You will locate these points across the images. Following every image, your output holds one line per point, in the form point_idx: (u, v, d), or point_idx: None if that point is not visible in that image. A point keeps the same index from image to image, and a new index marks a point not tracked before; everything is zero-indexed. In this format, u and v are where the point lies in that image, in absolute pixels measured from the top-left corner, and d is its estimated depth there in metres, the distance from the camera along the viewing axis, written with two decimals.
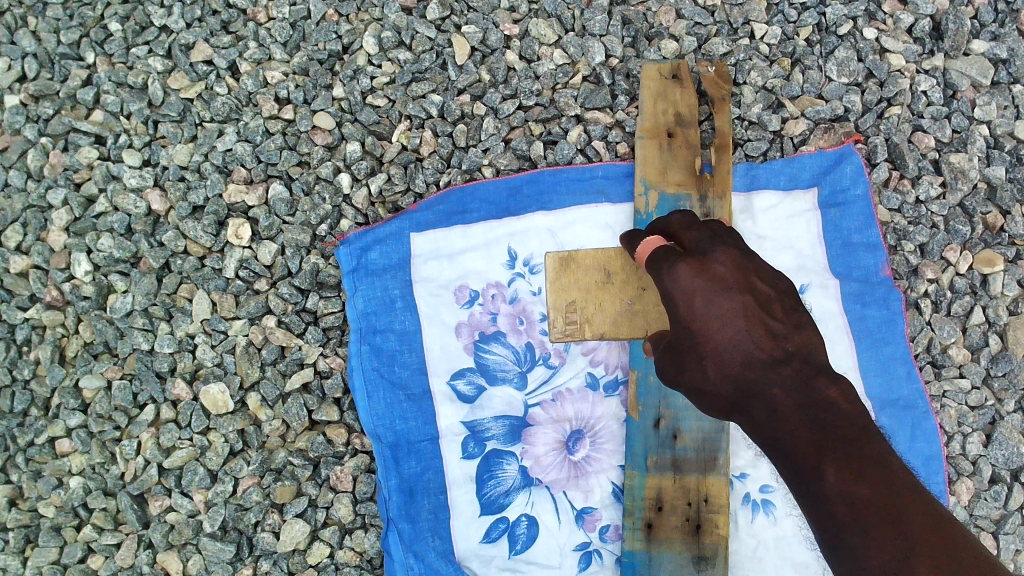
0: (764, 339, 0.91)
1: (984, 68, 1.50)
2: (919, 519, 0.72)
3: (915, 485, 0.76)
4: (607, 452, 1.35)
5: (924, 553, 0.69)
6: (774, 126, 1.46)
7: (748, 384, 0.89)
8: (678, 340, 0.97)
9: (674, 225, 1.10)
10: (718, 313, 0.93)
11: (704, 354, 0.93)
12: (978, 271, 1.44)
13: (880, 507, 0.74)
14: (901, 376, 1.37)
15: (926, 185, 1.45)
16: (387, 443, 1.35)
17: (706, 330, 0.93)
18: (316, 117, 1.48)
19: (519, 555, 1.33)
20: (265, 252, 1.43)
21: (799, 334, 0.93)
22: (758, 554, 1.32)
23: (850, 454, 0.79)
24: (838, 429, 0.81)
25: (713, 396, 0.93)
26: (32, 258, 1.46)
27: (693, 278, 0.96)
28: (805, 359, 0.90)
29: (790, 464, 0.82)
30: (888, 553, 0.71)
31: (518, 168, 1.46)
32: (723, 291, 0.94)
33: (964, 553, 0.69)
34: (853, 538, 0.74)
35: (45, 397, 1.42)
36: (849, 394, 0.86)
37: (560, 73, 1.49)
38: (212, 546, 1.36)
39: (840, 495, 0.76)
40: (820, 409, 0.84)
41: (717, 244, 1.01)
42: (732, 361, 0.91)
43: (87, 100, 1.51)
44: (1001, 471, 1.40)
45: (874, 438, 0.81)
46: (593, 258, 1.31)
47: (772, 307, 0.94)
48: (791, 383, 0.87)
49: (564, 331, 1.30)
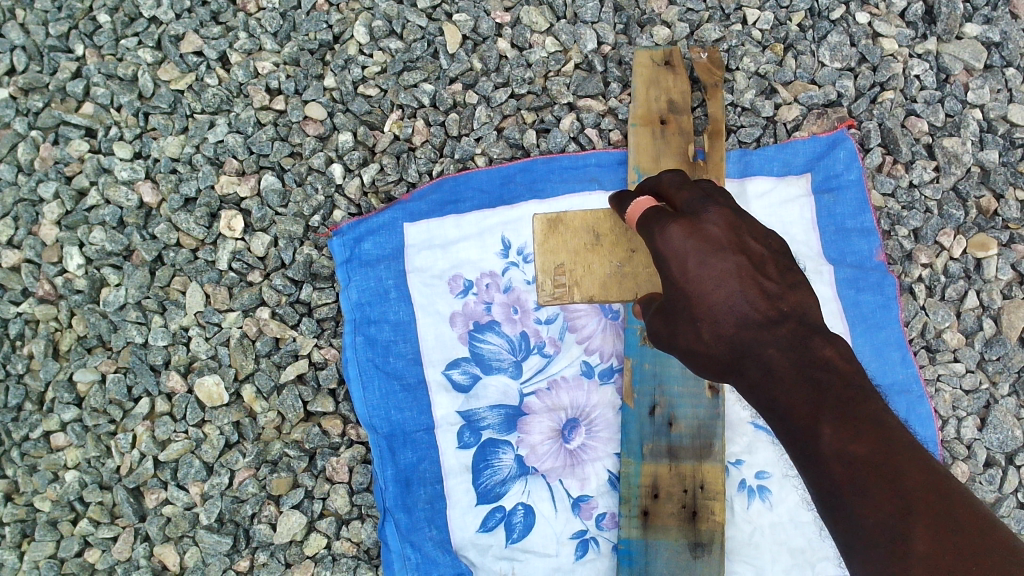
0: (760, 300, 0.91)
1: (976, 52, 1.50)
2: (915, 476, 0.74)
3: (911, 439, 0.77)
4: (603, 440, 1.36)
5: (921, 512, 0.71)
6: (767, 112, 1.45)
7: (743, 346, 0.89)
8: (670, 302, 0.97)
9: (665, 184, 1.06)
10: (714, 273, 0.92)
11: (698, 316, 0.93)
12: (971, 255, 1.44)
13: (878, 467, 0.75)
14: (895, 360, 1.37)
15: (920, 170, 1.45)
16: (383, 434, 1.35)
17: (700, 292, 0.93)
18: (307, 107, 1.48)
19: (516, 543, 1.33)
20: (259, 243, 1.43)
21: (793, 293, 0.94)
22: (754, 540, 1.32)
23: (846, 413, 0.79)
24: (833, 388, 0.82)
25: (707, 358, 0.93)
26: (24, 252, 1.46)
27: (685, 238, 0.95)
28: (800, 319, 0.90)
29: (787, 424, 0.83)
30: (886, 514, 0.73)
31: (511, 156, 1.46)
32: (715, 252, 0.93)
33: (962, 512, 0.71)
34: (850, 497, 0.75)
35: (40, 391, 1.42)
36: (846, 353, 0.86)
37: (552, 61, 1.48)
38: (208, 538, 1.35)
39: (836, 455, 0.77)
40: (816, 368, 0.85)
41: (710, 204, 0.99)
42: (726, 322, 0.91)
43: (76, 92, 1.50)
44: (995, 454, 1.40)
45: (870, 396, 0.81)
46: (582, 220, 1.33)
47: (765, 267, 0.95)
48: (786, 343, 0.87)
49: (553, 294, 1.32)
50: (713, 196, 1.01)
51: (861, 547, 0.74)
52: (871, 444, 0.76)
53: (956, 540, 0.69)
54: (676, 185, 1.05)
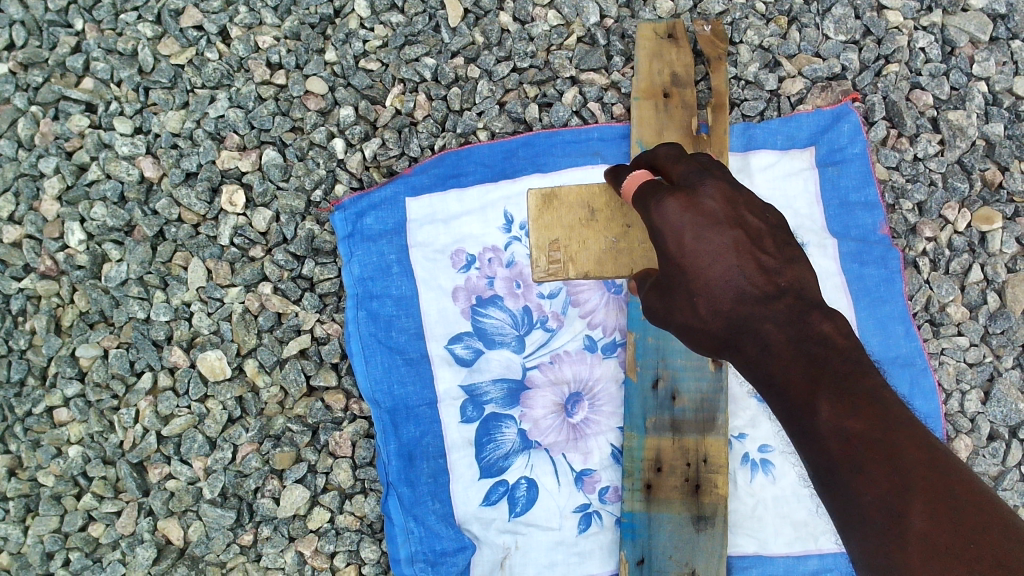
0: (757, 275, 0.90)
1: (982, 24, 1.48)
2: (914, 452, 0.72)
3: (908, 413, 0.76)
4: (606, 414, 1.36)
5: (920, 490, 0.70)
6: (771, 85, 1.44)
7: (739, 321, 0.89)
8: (667, 277, 0.96)
9: (662, 157, 1.06)
10: (710, 248, 0.91)
11: (695, 291, 0.92)
12: (976, 228, 1.44)
13: (876, 443, 0.74)
14: (899, 334, 1.37)
15: (925, 143, 1.44)
16: (386, 408, 1.34)
17: (697, 267, 0.92)
18: (308, 82, 1.47)
19: (519, 517, 1.33)
20: (260, 218, 1.43)
21: (791, 268, 0.92)
22: (757, 513, 1.33)
23: (842, 388, 0.79)
24: (830, 364, 0.81)
25: (704, 334, 0.92)
26: (25, 228, 1.45)
27: (682, 213, 0.94)
28: (798, 294, 0.90)
29: (784, 400, 0.83)
30: (883, 490, 0.72)
31: (513, 131, 1.45)
32: (713, 226, 0.92)
33: (959, 489, 0.70)
34: (848, 474, 0.75)
35: (42, 366, 1.42)
36: (844, 328, 0.85)
37: (555, 34, 1.48)
38: (212, 513, 1.35)
39: (833, 431, 0.77)
40: (813, 343, 0.84)
41: (707, 177, 0.97)
42: (724, 298, 0.90)
43: (76, 67, 1.50)
44: (999, 428, 1.40)
45: (869, 371, 0.80)
46: (576, 195, 1.30)
47: (763, 241, 0.94)
48: (783, 319, 0.87)
49: (547, 270, 1.30)
50: (710, 168, 1.00)
51: (859, 524, 0.74)
52: (868, 420, 0.75)
53: (954, 518, 0.68)
54: (673, 157, 1.04)
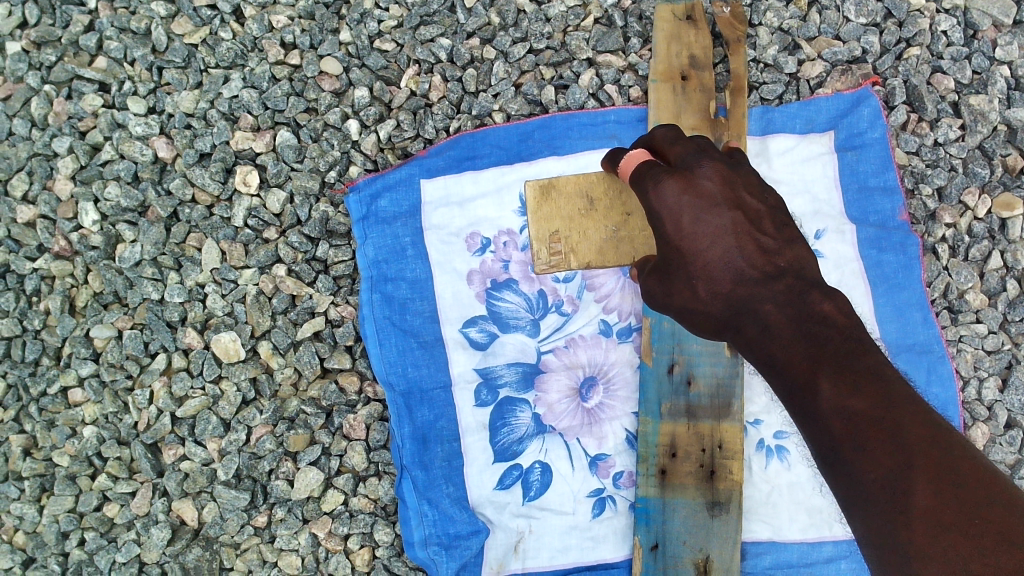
0: (756, 256, 0.89)
1: (1006, 7, 1.46)
2: (915, 429, 0.71)
3: (911, 392, 0.75)
4: (621, 398, 1.35)
5: (922, 465, 0.69)
6: (790, 69, 1.43)
7: (740, 304, 0.88)
8: (664, 260, 0.94)
9: (658, 139, 1.03)
10: (708, 230, 0.90)
11: (693, 274, 0.90)
12: (996, 215, 1.42)
13: (877, 422, 0.73)
14: (917, 321, 1.36)
15: (945, 128, 1.43)
16: (400, 391, 1.34)
17: (694, 249, 0.90)
18: (323, 62, 1.46)
19: (533, 501, 1.33)
20: (275, 200, 1.42)
21: (790, 248, 0.92)
22: (772, 500, 1.33)
23: (843, 367, 0.78)
24: (831, 343, 0.80)
25: (704, 316, 0.91)
26: (39, 208, 1.45)
27: (680, 195, 0.91)
28: (798, 274, 0.89)
29: (785, 379, 0.82)
30: (885, 468, 0.71)
31: (529, 113, 1.44)
32: (711, 208, 0.90)
33: (962, 465, 0.69)
34: (850, 454, 0.74)
35: (57, 346, 1.42)
36: (844, 307, 0.84)
37: (572, 15, 1.46)
38: (227, 494, 1.35)
39: (834, 410, 0.76)
40: (815, 324, 0.83)
41: (704, 158, 0.95)
42: (722, 279, 0.89)
43: (89, 46, 1.49)
44: (1017, 416, 1.39)
45: (869, 348, 0.80)
46: (574, 185, 1.24)
47: (762, 222, 0.92)
48: (784, 299, 0.86)
49: (549, 262, 1.23)
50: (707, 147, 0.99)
51: (862, 503, 0.73)
52: (870, 399, 0.74)
53: (956, 495, 0.67)
54: (668, 138, 1.02)
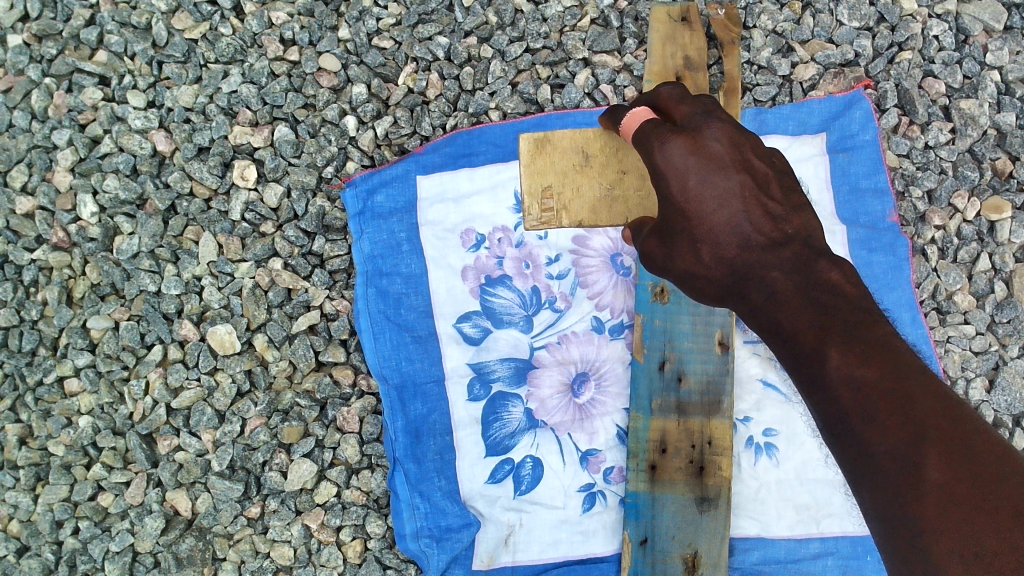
0: (763, 222, 0.90)
1: (997, 13, 1.48)
2: (925, 396, 0.71)
3: (919, 362, 0.75)
4: (612, 394, 1.37)
5: (933, 438, 0.69)
6: (783, 71, 1.45)
7: (743, 269, 0.89)
8: (667, 221, 0.94)
9: (664, 96, 1.03)
10: (716, 194, 0.90)
11: (698, 237, 0.90)
12: (985, 217, 1.43)
13: (887, 391, 0.73)
14: (905, 321, 1.37)
15: (936, 131, 1.44)
16: (393, 384, 1.35)
17: (701, 211, 0.90)
18: (321, 59, 1.48)
19: (524, 495, 1.34)
20: (272, 194, 1.43)
21: (798, 215, 0.93)
22: (760, 496, 1.34)
23: (850, 336, 0.78)
24: (840, 312, 0.81)
25: (707, 280, 0.91)
26: (38, 199, 1.46)
27: (687, 155, 0.92)
28: (804, 242, 0.90)
29: (791, 348, 0.83)
30: (895, 438, 0.71)
31: (525, 111, 1.46)
32: (718, 171, 0.91)
33: (976, 438, 0.68)
34: (858, 423, 0.74)
35: (54, 336, 1.43)
36: (851, 276, 0.86)
37: (568, 15, 1.48)
38: (220, 485, 1.36)
39: (844, 378, 0.76)
40: (820, 292, 0.84)
41: (712, 119, 0.96)
42: (728, 244, 0.90)
43: (90, 39, 1.50)
44: (1003, 416, 1.40)
45: (877, 318, 0.80)
46: (569, 140, 1.30)
47: (769, 186, 0.93)
48: (791, 266, 0.87)
49: (540, 219, 1.29)
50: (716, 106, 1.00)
51: (869, 472, 0.73)
52: (880, 368, 0.75)
53: (968, 466, 0.67)
54: (677, 96, 1.02)
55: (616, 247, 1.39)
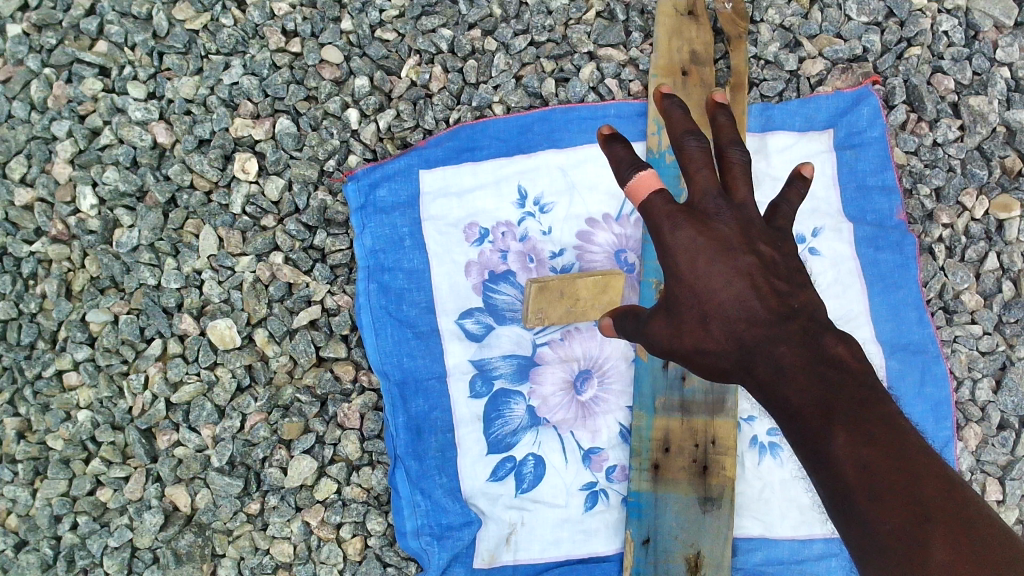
0: (772, 296, 0.81)
1: (1007, 9, 1.46)
2: (932, 482, 0.69)
3: (924, 443, 0.72)
4: (615, 392, 1.36)
5: (941, 518, 0.67)
6: (790, 66, 1.43)
7: (750, 345, 0.80)
8: (670, 300, 0.84)
9: (690, 154, 0.85)
10: (728, 271, 0.81)
11: (707, 314, 0.81)
12: (994, 216, 1.42)
13: (897, 476, 0.70)
14: (912, 320, 1.36)
15: (944, 128, 1.43)
16: (394, 381, 1.34)
17: (710, 292, 0.81)
18: (324, 51, 1.46)
19: (525, 493, 1.33)
20: (272, 187, 1.42)
21: (802, 289, 0.84)
22: (764, 496, 1.33)
23: (858, 416, 0.74)
24: (845, 389, 0.76)
25: (704, 361, 0.83)
26: (37, 191, 1.45)
27: (695, 236, 0.82)
28: (811, 314, 0.82)
29: (795, 424, 0.77)
30: (904, 520, 0.68)
31: (530, 105, 1.44)
32: (728, 252, 0.81)
33: (978, 522, 0.68)
34: (866, 506, 0.70)
35: (53, 330, 1.42)
36: (855, 350, 0.80)
37: (574, 8, 1.46)
38: (219, 481, 1.35)
39: (851, 460, 0.71)
40: (829, 366, 0.78)
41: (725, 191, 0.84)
42: (735, 320, 0.80)
43: (90, 29, 1.48)
44: (1010, 417, 1.38)
45: (882, 397, 0.76)
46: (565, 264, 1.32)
47: (777, 264, 0.84)
48: (799, 340, 0.79)
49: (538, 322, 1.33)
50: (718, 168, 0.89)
51: (873, 553, 0.70)
52: (887, 449, 0.71)
53: (976, 551, 0.66)
54: (701, 158, 0.85)
55: (620, 244, 1.39)
